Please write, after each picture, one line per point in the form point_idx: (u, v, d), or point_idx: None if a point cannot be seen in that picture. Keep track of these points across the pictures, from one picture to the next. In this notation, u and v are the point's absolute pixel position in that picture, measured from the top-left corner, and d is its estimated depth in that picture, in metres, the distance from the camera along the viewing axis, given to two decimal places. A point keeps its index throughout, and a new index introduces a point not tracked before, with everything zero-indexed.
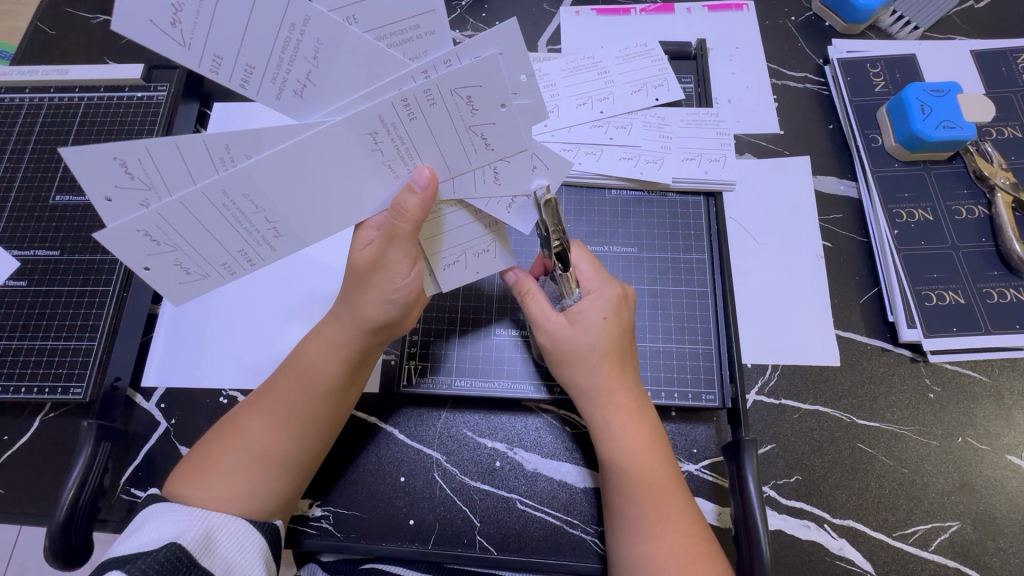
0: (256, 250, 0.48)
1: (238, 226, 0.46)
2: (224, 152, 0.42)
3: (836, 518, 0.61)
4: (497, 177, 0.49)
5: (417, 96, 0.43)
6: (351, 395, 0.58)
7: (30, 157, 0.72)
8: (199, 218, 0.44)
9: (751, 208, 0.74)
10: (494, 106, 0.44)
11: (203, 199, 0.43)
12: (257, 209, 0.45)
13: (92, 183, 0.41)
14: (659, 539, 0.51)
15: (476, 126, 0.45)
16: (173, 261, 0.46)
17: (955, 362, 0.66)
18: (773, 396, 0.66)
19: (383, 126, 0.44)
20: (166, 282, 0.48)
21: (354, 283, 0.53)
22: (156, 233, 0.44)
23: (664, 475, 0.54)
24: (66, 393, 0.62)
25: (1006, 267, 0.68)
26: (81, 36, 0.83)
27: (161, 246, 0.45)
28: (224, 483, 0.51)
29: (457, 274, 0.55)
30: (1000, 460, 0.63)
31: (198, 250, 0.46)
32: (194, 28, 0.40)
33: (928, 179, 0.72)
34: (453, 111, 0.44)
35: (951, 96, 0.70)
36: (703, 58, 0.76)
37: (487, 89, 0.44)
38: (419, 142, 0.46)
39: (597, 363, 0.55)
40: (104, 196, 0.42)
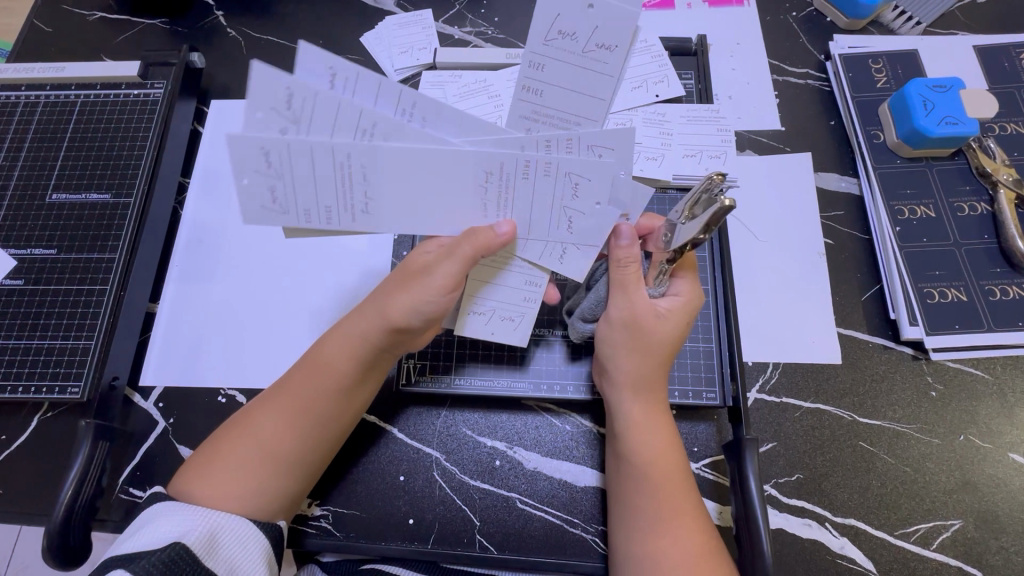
0: (339, 215, 0.47)
1: (339, 189, 0.45)
2: (370, 125, 0.43)
3: (838, 517, 0.61)
4: (563, 256, 0.51)
5: (537, 166, 0.45)
6: (362, 394, 0.57)
7: (27, 156, 0.72)
8: (314, 162, 0.43)
9: (752, 205, 0.73)
10: (591, 202, 0.47)
11: (328, 150, 0.43)
12: (364, 181, 0.45)
13: (255, 93, 0.40)
14: (669, 538, 0.51)
15: (569, 209, 0.48)
16: (269, 189, 0.44)
17: (957, 360, 0.66)
18: (774, 394, 0.65)
19: (498, 174, 0.46)
20: (250, 203, 0.45)
21: (399, 282, 0.54)
22: (275, 157, 0.42)
23: (679, 474, 0.54)
24: (64, 392, 0.62)
25: (1009, 264, 0.67)
26: (77, 33, 0.82)
27: (271, 171, 0.43)
28: (231, 481, 0.51)
29: (478, 323, 0.57)
30: (1002, 459, 0.63)
31: (298, 189, 0.44)
32: (359, 85, 0.43)
33: (930, 176, 0.72)
34: (558, 188, 0.46)
35: (953, 91, 0.70)
36: (704, 54, 0.75)
37: (594, 184, 0.46)
38: (517, 200, 0.48)
39: (648, 368, 0.55)
40: (255, 108, 0.41)
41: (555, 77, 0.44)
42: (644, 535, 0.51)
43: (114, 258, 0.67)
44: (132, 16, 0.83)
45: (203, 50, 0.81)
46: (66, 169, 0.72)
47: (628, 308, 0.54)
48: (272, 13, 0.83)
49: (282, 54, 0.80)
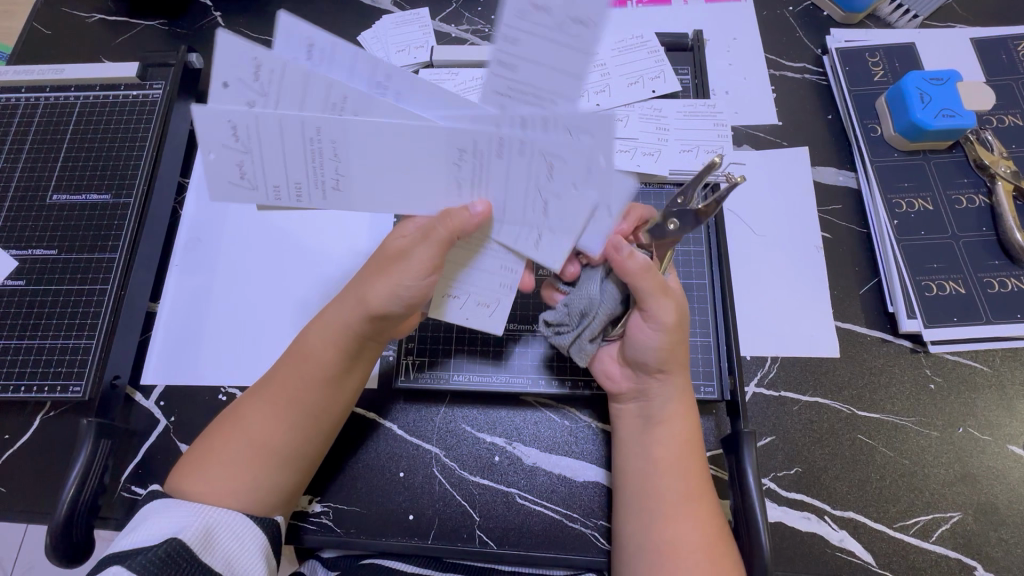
0: (310, 189, 0.48)
1: (309, 166, 0.46)
2: (340, 101, 0.43)
3: (837, 510, 0.61)
4: (538, 241, 0.50)
5: (509, 142, 0.44)
6: (350, 383, 0.58)
7: (27, 157, 0.73)
8: (281, 137, 0.44)
9: (750, 200, 0.73)
10: (566, 185, 0.46)
11: (296, 126, 0.44)
12: (334, 158, 0.46)
13: (221, 67, 0.42)
14: (683, 522, 0.50)
15: (545, 191, 0.47)
16: (237, 163, 0.46)
17: (955, 353, 0.66)
18: (772, 387, 0.65)
19: (473, 148, 0.45)
20: (222, 177, 0.46)
21: (377, 269, 0.54)
22: (241, 131, 0.44)
23: (694, 465, 0.54)
24: (65, 392, 0.63)
25: (1007, 256, 0.67)
26: (76, 35, 0.83)
27: (238, 144, 0.45)
28: (225, 477, 0.51)
29: (456, 310, 0.57)
30: (1001, 451, 0.63)
31: (266, 164, 0.46)
32: (332, 57, 0.44)
33: (928, 169, 0.72)
34: (531, 169, 0.46)
35: (950, 84, 0.70)
36: (700, 49, 0.76)
37: (569, 165, 0.44)
38: (491, 175, 0.47)
39: (679, 356, 0.55)
40: (222, 80, 0.43)
41: (531, 52, 0.42)
42: (656, 523, 0.51)
43: (114, 258, 0.68)
44: (131, 17, 0.83)
45: (201, 50, 0.81)
46: (66, 169, 0.72)
47: (676, 310, 0.52)
48: (270, 13, 0.83)
49: None
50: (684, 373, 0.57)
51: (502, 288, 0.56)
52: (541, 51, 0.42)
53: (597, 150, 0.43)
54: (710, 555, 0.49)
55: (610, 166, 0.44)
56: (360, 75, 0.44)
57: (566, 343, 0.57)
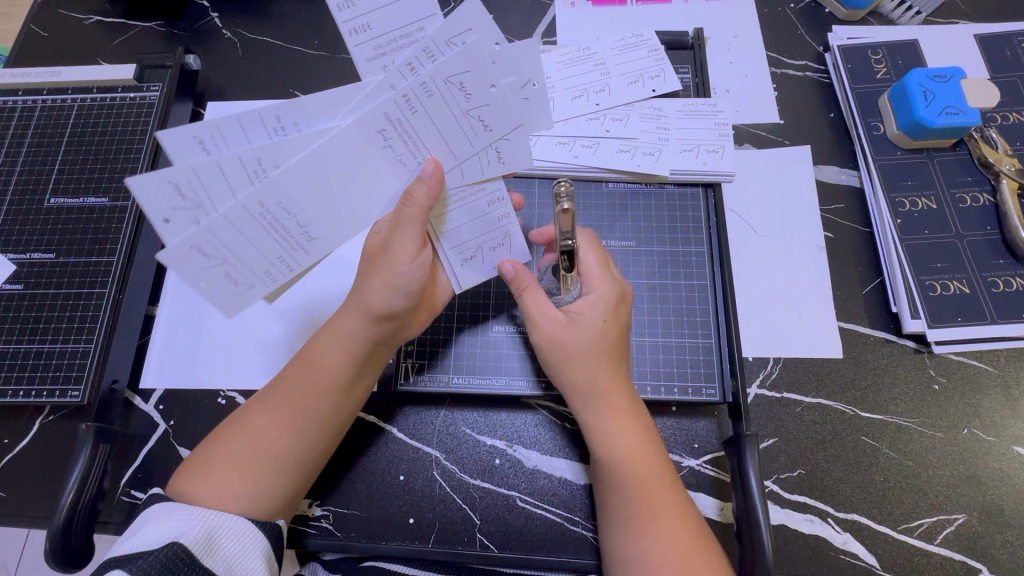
0: (292, 256, 0.49)
1: (277, 235, 0.48)
2: (258, 164, 0.46)
3: (840, 512, 0.61)
4: (500, 152, 0.51)
5: (415, 90, 0.46)
6: (358, 391, 0.57)
7: (24, 160, 0.72)
8: (241, 229, 0.46)
9: (752, 200, 0.73)
10: (485, 87, 0.47)
11: (244, 211, 0.45)
12: (290, 214, 0.47)
13: (151, 206, 0.43)
14: (659, 538, 0.50)
15: (472, 110, 0.48)
16: (224, 275, 0.47)
17: (959, 353, 0.65)
18: (775, 389, 0.65)
19: (391, 122, 0.47)
20: (217, 294, 0.47)
21: (367, 269, 0.55)
22: (208, 247, 0.45)
23: (654, 477, 0.53)
24: (64, 396, 0.62)
25: (1012, 255, 0.67)
26: (73, 37, 0.82)
27: (212, 260, 0.46)
28: (228, 482, 0.51)
29: (476, 269, 0.58)
30: (1006, 452, 0.62)
31: (244, 261, 0.47)
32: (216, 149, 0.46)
33: (932, 167, 0.71)
34: (450, 100, 0.47)
35: (954, 81, 0.69)
36: (701, 47, 0.75)
37: (474, 75, 0.47)
38: (424, 138, 0.49)
39: (593, 362, 0.55)
40: (162, 218, 0.44)
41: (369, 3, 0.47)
42: (629, 536, 0.51)
43: (112, 261, 0.68)
44: (129, 18, 0.83)
45: (198, 52, 0.81)
46: (63, 172, 0.72)
47: (535, 326, 0.57)
48: (267, 14, 0.82)
49: (277, 54, 0.80)
50: (617, 367, 0.56)
51: (505, 219, 0.56)
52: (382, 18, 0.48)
53: (484, 35, 0.46)
54: (683, 566, 0.48)
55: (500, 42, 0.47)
56: (255, 130, 0.46)
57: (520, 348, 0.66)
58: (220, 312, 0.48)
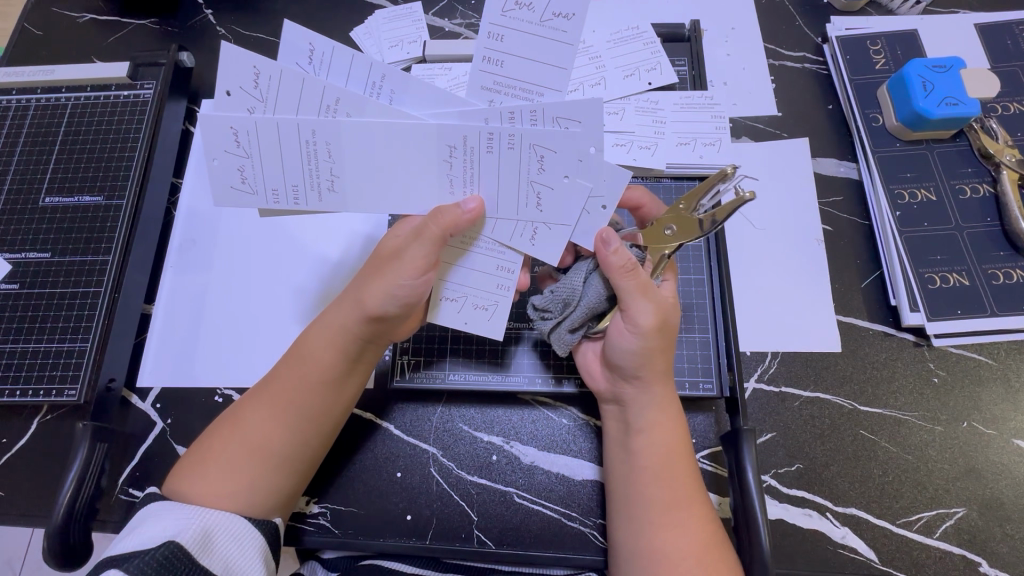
0: (305, 194, 0.49)
1: (304, 167, 0.48)
2: (332, 102, 0.46)
3: (839, 506, 0.60)
4: (533, 235, 0.51)
5: (501, 134, 0.46)
6: (351, 386, 0.57)
7: (20, 159, 0.72)
8: (280, 139, 0.47)
9: (749, 192, 0.72)
10: (559, 175, 0.47)
11: (293, 127, 0.46)
12: (328, 157, 0.47)
13: (225, 75, 0.45)
14: (677, 532, 0.49)
15: (537, 182, 0.48)
16: (238, 168, 0.48)
17: (959, 346, 0.65)
18: (773, 383, 0.65)
19: (463, 146, 0.47)
20: (223, 182, 0.49)
21: (371, 273, 0.54)
22: (244, 136, 0.47)
23: (678, 471, 0.52)
24: (61, 395, 0.63)
25: (1012, 247, 0.66)
26: (67, 36, 0.82)
27: (241, 152, 0.48)
28: (222, 479, 0.51)
29: (451, 312, 0.55)
30: (1006, 445, 0.62)
31: (266, 167, 0.48)
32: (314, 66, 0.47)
33: (931, 158, 0.70)
34: (523, 162, 0.47)
35: (954, 71, 0.68)
36: (698, 40, 0.74)
37: (560, 155, 0.46)
38: (483, 173, 0.48)
39: (660, 353, 0.53)
40: (226, 90, 0.46)
41: (513, 46, 0.46)
42: (649, 530, 0.50)
43: (108, 260, 0.67)
44: (122, 16, 0.83)
45: (192, 48, 0.80)
46: (59, 171, 0.72)
47: (655, 311, 0.51)
48: (262, 10, 0.82)
49: (271, 50, 0.80)
50: (668, 382, 0.56)
51: (503, 277, 0.54)
52: (519, 67, 0.46)
53: (587, 135, 0.46)
54: (701, 563, 0.48)
55: (599, 155, 0.46)
56: (360, 75, 0.47)
57: (546, 329, 0.58)
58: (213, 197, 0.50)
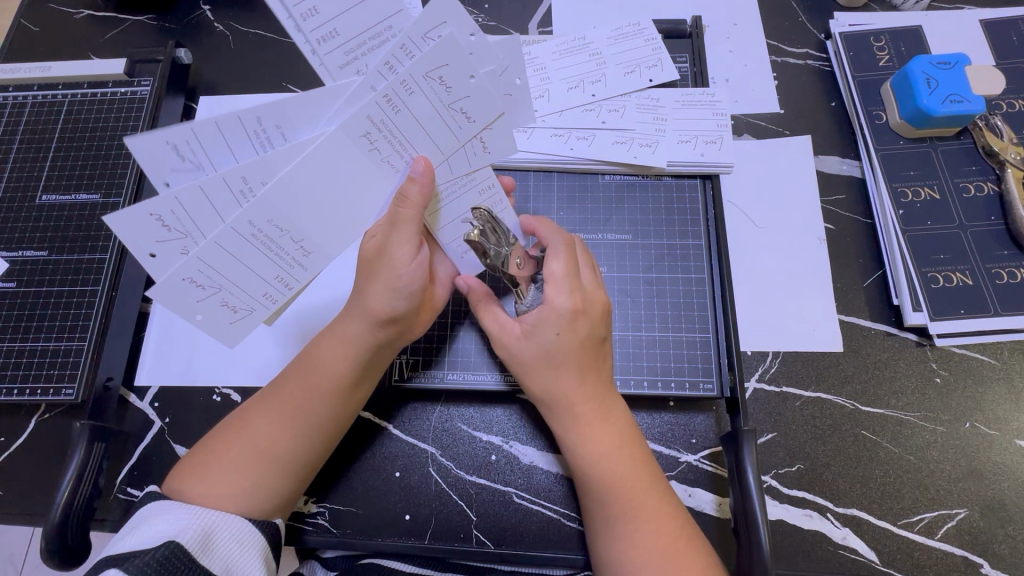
0: (289, 273, 0.52)
1: (272, 254, 0.51)
2: (242, 184, 0.47)
3: (840, 507, 0.60)
4: (486, 145, 0.51)
5: (395, 89, 0.46)
6: (360, 394, 0.57)
7: (16, 157, 0.72)
8: (234, 254, 0.49)
9: (751, 191, 0.72)
10: (465, 79, 0.47)
11: (234, 234, 0.48)
12: (280, 231, 0.50)
13: (138, 242, 0.47)
14: (636, 541, 0.50)
15: (454, 104, 0.48)
16: (222, 302, 0.51)
17: (963, 346, 0.64)
18: (774, 383, 0.64)
19: (374, 126, 0.47)
20: (217, 322, 0.53)
21: (363, 272, 0.53)
22: (201, 277, 0.49)
23: (642, 474, 0.52)
24: (58, 394, 0.62)
25: (1016, 246, 0.66)
26: (63, 32, 0.82)
27: (207, 288, 0.50)
28: (226, 480, 0.51)
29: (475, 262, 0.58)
30: (1009, 445, 0.61)
31: (239, 285, 0.51)
32: (197, 154, 0.47)
33: (935, 156, 0.70)
34: (432, 95, 0.47)
35: (959, 68, 0.67)
36: (699, 37, 0.74)
37: (454, 66, 0.46)
38: (411, 134, 0.49)
39: (559, 372, 0.53)
40: (149, 252, 0.48)
41: (328, 9, 0.46)
42: (609, 537, 0.51)
43: (105, 258, 0.67)
44: (119, 12, 0.82)
45: (190, 45, 0.80)
46: (56, 169, 0.71)
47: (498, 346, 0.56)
48: (260, 6, 0.81)
49: (269, 47, 0.79)
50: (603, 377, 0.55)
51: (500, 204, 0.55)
52: (352, 21, 0.47)
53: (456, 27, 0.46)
54: (666, 564, 0.48)
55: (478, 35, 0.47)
56: (235, 137, 0.47)
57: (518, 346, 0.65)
58: (222, 342, 0.54)
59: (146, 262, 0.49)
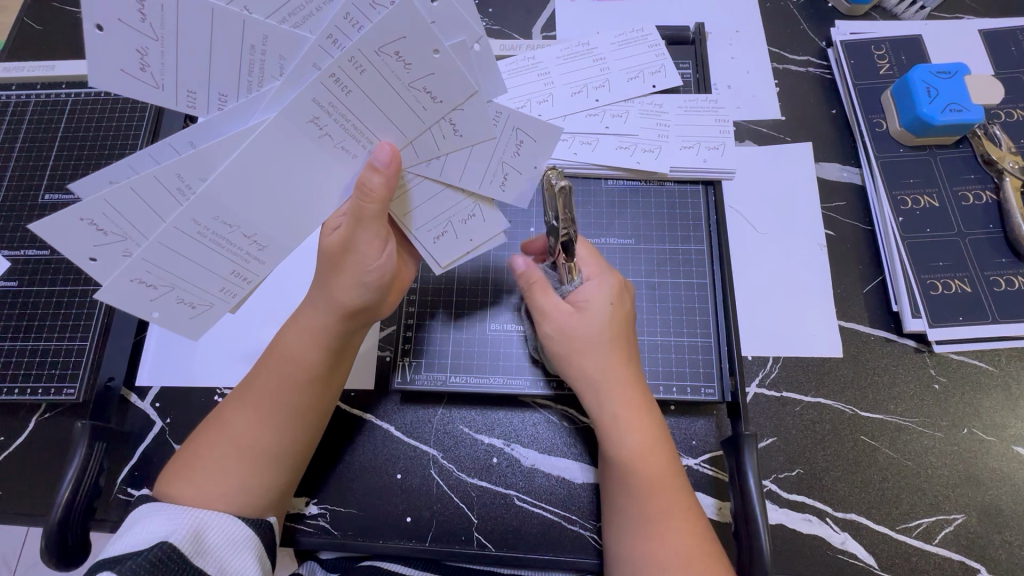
0: (246, 268, 0.48)
1: (221, 251, 0.46)
2: (178, 181, 0.42)
3: (838, 511, 0.60)
4: (457, 126, 0.47)
5: (343, 67, 0.41)
6: (335, 382, 0.57)
7: (19, 155, 0.72)
8: (182, 252, 0.44)
9: (752, 198, 0.72)
10: (427, 53, 0.42)
11: (177, 232, 0.43)
12: (231, 227, 0.45)
13: (75, 248, 0.42)
14: (664, 540, 0.50)
15: (416, 81, 0.43)
16: (177, 300, 0.47)
17: (961, 353, 0.65)
18: (774, 388, 0.64)
19: (322, 109, 0.43)
20: (176, 320, 0.48)
21: (324, 268, 0.52)
22: (150, 278, 0.45)
23: (667, 472, 0.53)
24: (60, 393, 0.63)
25: (1014, 254, 0.66)
26: (67, 31, 0.82)
27: (159, 289, 0.46)
28: (212, 480, 0.50)
29: (449, 246, 0.55)
30: (1007, 452, 0.62)
31: (193, 283, 0.47)
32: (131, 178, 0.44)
33: (934, 165, 0.70)
34: (387, 71, 0.42)
35: (958, 78, 0.68)
36: (702, 43, 0.74)
37: (411, 39, 0.41)
38: (370, 119, 0.45)
39: (603, 350, 0.55)
40: (89, 257, 0.43)
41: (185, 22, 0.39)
42: (637, 536, 0.51)
43: None
44: None
45: None
46: (58, 168, 0.71)
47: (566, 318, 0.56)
48: None
49: None
50: (634, 378, 0.56)
51: (501, 117, 0.48)
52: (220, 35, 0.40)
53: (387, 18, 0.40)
54: (690, 565, 0.49)
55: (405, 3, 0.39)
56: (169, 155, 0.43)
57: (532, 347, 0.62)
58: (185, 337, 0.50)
59: (89, 268, 0.44)
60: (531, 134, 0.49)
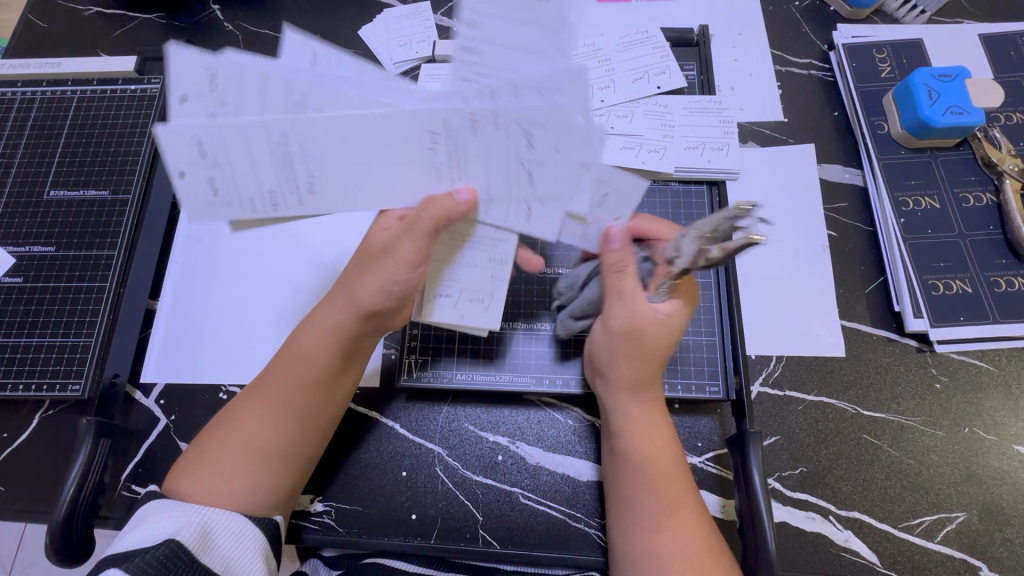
0: (284, 199, 0.45)
1: (281, 172, 0.44)
2: (299, 99, 0.42)
3: (842, 510, 0.61)
4: (529, 214, 0.48)
5: (483, 118, 0.42)
6: (345, 383, 0.57)
7: (24, 151, 0.72)
8: (251, 148, 0.43)
9: (754, 198, 0.73)
10: (549, 149, 0.44)
11: (262, 130, 0.42)
12: (302, 159, 0.44)
13: (178, 81, 0.40)
14: (670, 538, 0.50)
15: (528, 163, 0.45)
16: (212, 182, 0.44)
17: (961, 352, 0.66)
18: (777, 387, 0.65)
19: (444, 131, 0.43)
20: (195, 198, 0.44)
21: (362, 261, 0.51)
22: (208, 147, 0.42)
23: (677, 474, 0.53)
24: (65, 390, 0.62)
25: (1014, 255, 0.67)
26: (70, 27, 0.82)
27: (207, 160, 0.43)
28: (223, 478, 0.50)
29: (441, 307, 0.52)
30: (1008, 451, 0.62)
31: (237, 177, 0.44)
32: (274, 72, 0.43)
33: (935, 167, 0.71)
34: (511, 142, 0.44)
35: (959, 80, 0.69)
36: (706, 44, 0.75)
37: (547, 132, 0.43)
38: (466, 160, 0.45)
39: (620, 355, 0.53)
40: (179, 97, 0.41)
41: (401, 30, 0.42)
42: (643, 536, 0.51)
43: (112, 252, 0.67)
44: (127, 10, 0.82)
45: (198, 43, 0.80)
46: (64, 164, 0.71)
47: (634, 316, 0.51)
48: (269, 7, 0.82)
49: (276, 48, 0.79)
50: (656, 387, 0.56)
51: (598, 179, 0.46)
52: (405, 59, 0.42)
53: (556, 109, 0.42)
54: (694, 560, 0.49)
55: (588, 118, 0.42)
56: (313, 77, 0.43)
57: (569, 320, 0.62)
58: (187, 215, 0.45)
59: (170, 104, 0.41)
60: (617, 188, 0.47)
